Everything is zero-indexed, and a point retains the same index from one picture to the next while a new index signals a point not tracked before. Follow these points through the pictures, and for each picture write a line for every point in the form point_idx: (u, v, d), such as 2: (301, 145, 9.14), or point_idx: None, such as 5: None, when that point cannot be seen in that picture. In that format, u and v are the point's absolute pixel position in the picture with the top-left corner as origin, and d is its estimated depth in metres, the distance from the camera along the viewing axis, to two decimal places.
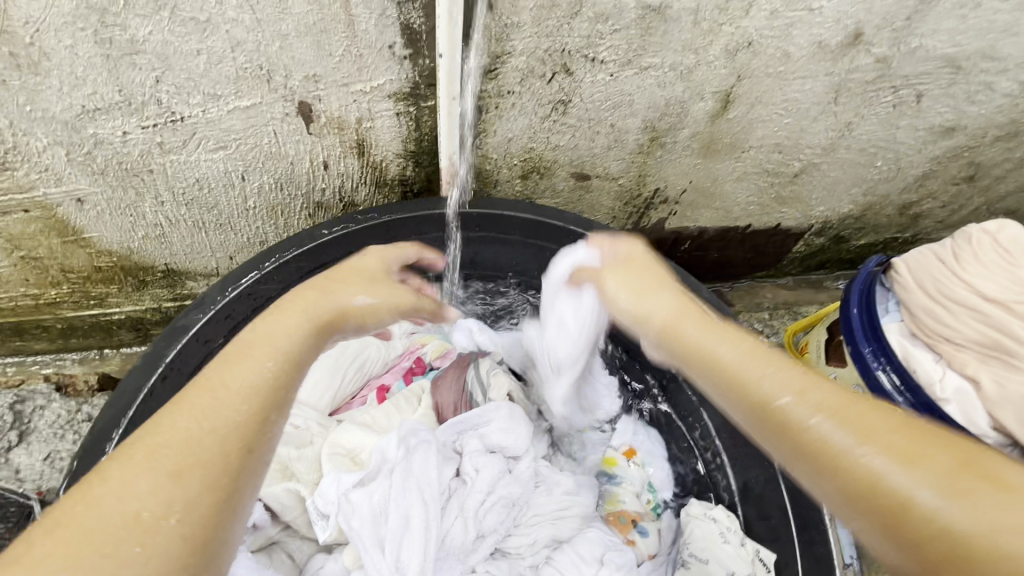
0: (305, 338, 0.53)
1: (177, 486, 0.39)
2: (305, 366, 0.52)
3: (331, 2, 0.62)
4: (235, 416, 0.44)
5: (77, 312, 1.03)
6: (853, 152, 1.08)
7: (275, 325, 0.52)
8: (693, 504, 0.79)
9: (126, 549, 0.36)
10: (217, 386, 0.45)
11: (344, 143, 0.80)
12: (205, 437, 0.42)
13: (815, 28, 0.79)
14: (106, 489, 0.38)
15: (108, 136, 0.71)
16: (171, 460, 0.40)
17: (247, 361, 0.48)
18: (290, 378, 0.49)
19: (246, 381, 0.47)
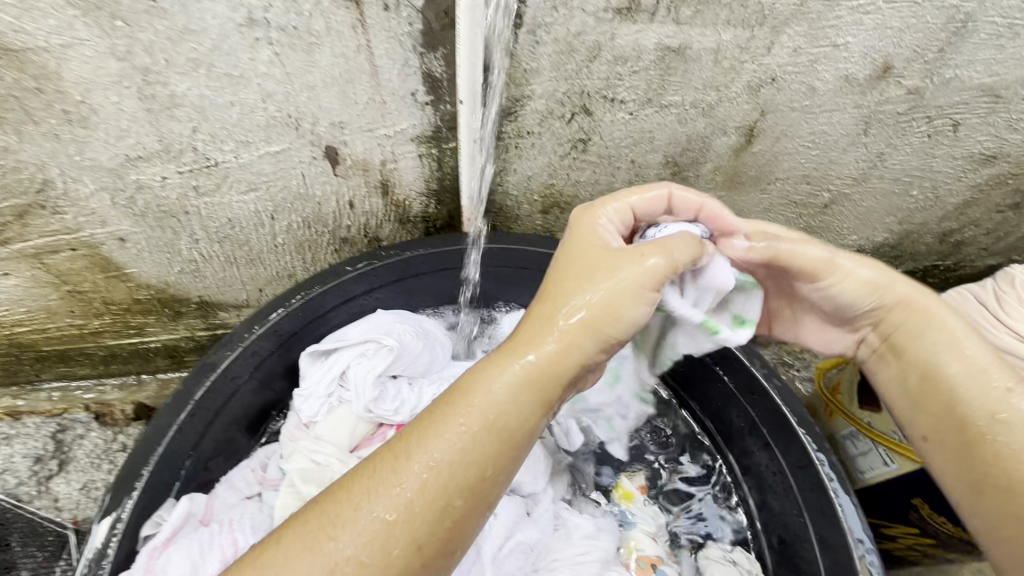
0: (520, 407, 0.50)
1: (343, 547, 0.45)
2: (517, 438, 0.50)
3: (357, 55, 0.64)
4: (432, 475, 0.48)
5: (117, 340, 1.08)
6: (886, 182, 1.05)
7: (479, 383, 0.51)
8: (712, 547, 0.78)
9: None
10: (412, 463, 0.48)
11: (368, 183, 0.82)
12: (386, 507, 0.47)
13: (841, 63, 0.77)
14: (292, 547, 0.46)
15: (148, 181, 0.75)
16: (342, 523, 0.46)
17: (448, 430, 0.49)
18: (487, 462, 0.49)
19: (444, 463, 0.48)
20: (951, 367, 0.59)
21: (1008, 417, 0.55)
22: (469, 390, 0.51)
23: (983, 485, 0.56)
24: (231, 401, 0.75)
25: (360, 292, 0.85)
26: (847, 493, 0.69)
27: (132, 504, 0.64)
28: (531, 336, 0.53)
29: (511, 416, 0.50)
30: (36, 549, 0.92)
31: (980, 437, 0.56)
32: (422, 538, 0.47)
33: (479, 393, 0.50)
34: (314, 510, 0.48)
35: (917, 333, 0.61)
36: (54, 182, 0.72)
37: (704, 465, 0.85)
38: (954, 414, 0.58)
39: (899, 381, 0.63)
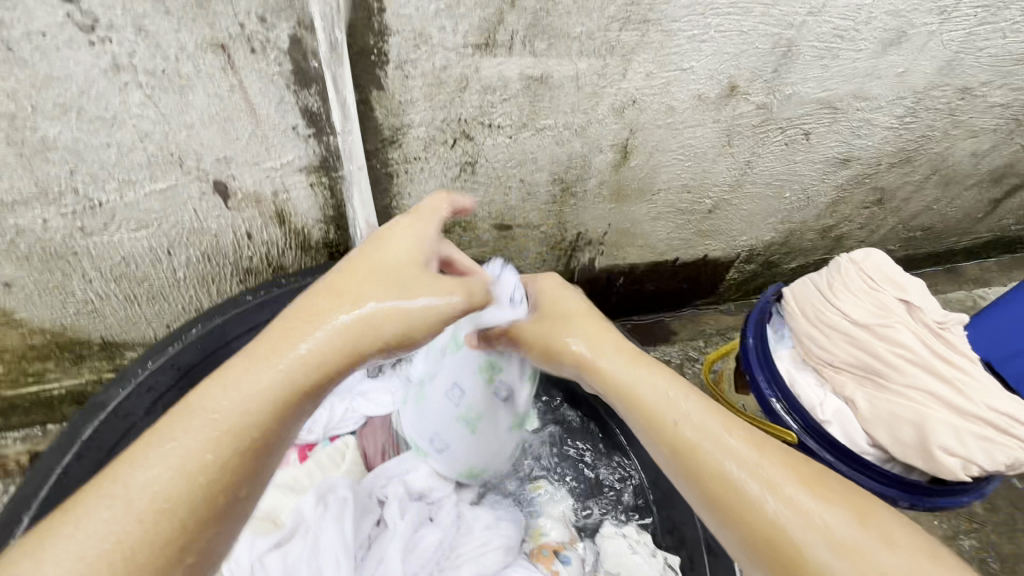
0: (289, 399, 0.48)
1: (174, 467, 0.44)
2: (264, 420, 0.47)
3: (230, 94, 0.67)
4: (159, 482, 0.43)
5: (15, 389, 1.04)
6: (759, 186, 1.16)
7: (242, 376, 0.48)
8: (607, 525, 0.81)
9: (167, 469, 0.44)
10: (197, 415, 0.46)
11: (264, 214, 0.85)
12: (162, 448, 0.45)
13: (691, 84, 0.86)
14: (167, 453, 0.44)
15: (28, 224, 0.75)
16: (196, 444, 0.45)
17: (260, 369, 0.49)
18: (229, 452, 0.46)
19: (224, 412, 0.46)
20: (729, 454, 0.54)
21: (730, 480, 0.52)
22: (235, 377, 0.48)
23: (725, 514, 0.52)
24: (127, 437, 0.75)
25: (263, 320, 0.86)
26: None
27: None
28: (314, 313, 0.52)
29: (395, 248, 0.57)
30: None
31: (721, 495, 0.52)
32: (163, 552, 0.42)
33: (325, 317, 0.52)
34: (178, 421, 0.46)
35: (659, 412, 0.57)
36: None
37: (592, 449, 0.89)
38: (728, 483, 0.52)
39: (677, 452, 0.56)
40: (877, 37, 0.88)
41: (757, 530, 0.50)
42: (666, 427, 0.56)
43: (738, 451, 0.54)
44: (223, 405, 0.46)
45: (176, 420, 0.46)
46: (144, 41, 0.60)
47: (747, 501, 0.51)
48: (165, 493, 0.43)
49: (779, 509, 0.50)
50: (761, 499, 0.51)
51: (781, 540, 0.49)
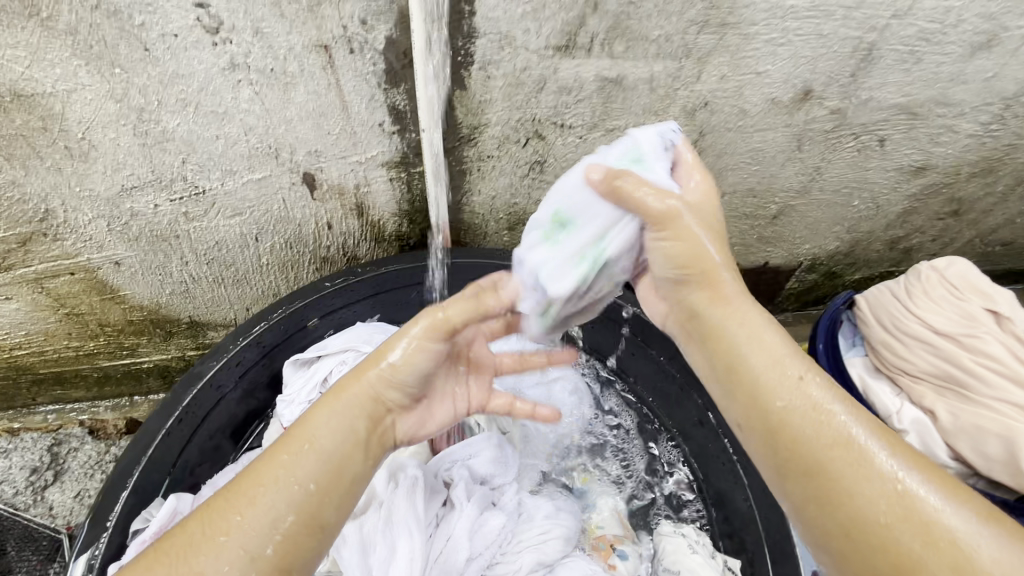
0: (350, 431, 0.56)
1: (291, 494, 0.51)
2: (344, 467, 0.55)
3: (328, 92, 0.72)
4: (284, 520, 0.50)
5: (112, 361, 1.13)
6: (827, 193, 1.13)
7: (319, 424, 0.56)
8: (663, 523, 0.81)
9: (300, 536, 0.51)
10: (277, 466, 0.53)
11: (344, 206, 0.90)
12: (252, 506, 0.51)
13: (765, 88, 0.86)
14: (259, 503, 0.51)
15: (142, 208, 0.82)
16: (297, 489, 0.52)
17: (333, 411, 0.57)
18: (326, 489, 0.53)
19: (318, 450, 0.54)
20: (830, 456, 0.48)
21: (835, 442, 0.49)
22: (307, 427, 0.56)
23: (818, 497, 0.48)
24: (216, 408, 0.81)
25: (339, 305, 0.92)
26: None
27: (124, 501, 0.69)
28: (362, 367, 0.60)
29: (409, 356, 0.58)
30: (31, 552, 0.83)
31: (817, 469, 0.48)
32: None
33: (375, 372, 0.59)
34: (252, 475, 0.53)
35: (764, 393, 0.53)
36: (56, 211, 0.80)
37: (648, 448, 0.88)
38: (846, 448, 0.48)
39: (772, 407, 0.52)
40: (966, 41, 0.85)
41: (826, 500, 0.48)
42: (794, 443, 0.50)
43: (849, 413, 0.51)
44: (320, 456, 0.54)
45: (263, 476, 0.52)
46: (259, 43, 0.65)
47: (867, 476, 0.47)
48: (271, 538, 0.50)
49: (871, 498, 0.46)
50: (852, 486, 0.47)
51: (870, 513, 0.45)
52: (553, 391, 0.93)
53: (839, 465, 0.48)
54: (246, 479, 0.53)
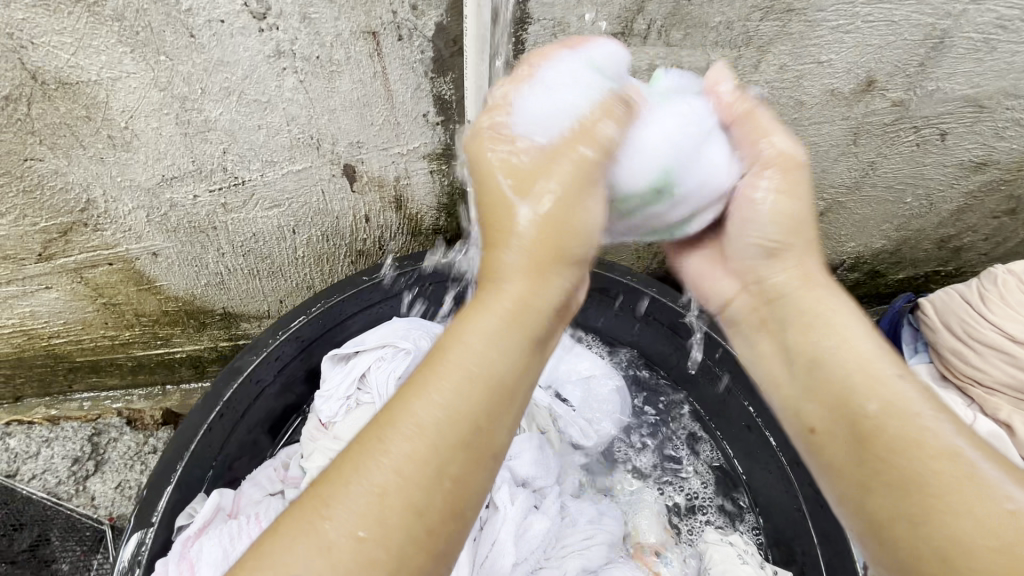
0: (505, 340, 0.41)
1: (435, 424, 0.38)
2: (503, 383, 0.41)
3: (373, 80, 0.70)
4: (405, 465, 0.37)
5: (146, 351, 1.13)
6: (879, 189, 1.08)
7: (461, 342, 0.41)
8: (709, 531, 0.78)
9: (440, 482, 0.37)
10: (437, 371, 0.39)
11: (383, 198, 0.88)
12: (369, 460, 0.37)
13: (826, 78, 0.82)
14: (400, 423, 0.38)
15: (181, 199, 0.81)
16: (452, 403, 0.38)
17: (483, 313, 0.42)
18: (473, 414, 0.39)
19: (465, 365, 0.40)
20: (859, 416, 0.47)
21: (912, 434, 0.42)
22: (444, 343, 0.41)
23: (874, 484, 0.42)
24: (255, 403, 0.80)
25: (376, 300, 0.90)
26: None
27: (168, 497, 0.69)
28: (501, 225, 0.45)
29: (577, 205, 0.46)
30: (74, 542, 0.84)
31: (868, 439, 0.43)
32: (428, 541, 0.37)
33: (502, 259, 0.44)
34: (398, 397, 0.40)
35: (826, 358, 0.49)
36: (96, 201, 0.79)
37: (695, 452, 0.87)
38: (950, 458, 0.40)
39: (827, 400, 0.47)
40: None
41: (907, 498, 0.40)
42: (856, 403, 0.45)
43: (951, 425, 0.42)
44: (464, 376, 0.39)
45: (395, 403, 0.39)
46: (306, 29, 0.63)
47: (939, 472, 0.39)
48: (392, 494, 0.36)
49: (975, 511, 0.37)
50: (951, 496, 0.38)
51: (928, 492, 0.39)
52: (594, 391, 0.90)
53: (934, 469, 0.40)
54: (376, 423, 0.39)
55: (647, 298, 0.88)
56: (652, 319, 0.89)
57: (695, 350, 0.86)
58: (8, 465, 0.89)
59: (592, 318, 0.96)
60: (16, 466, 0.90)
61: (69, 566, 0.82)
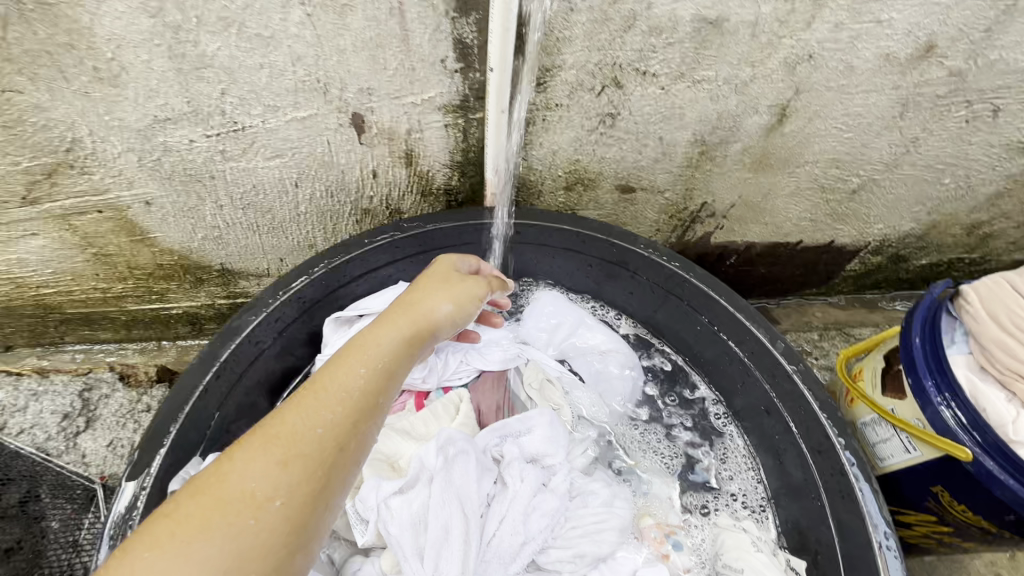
0: (350, 381, 0.52)
1: (284, 474, 0.46)
2: (305, 453, 0.47)
3: (388, 18, 0.63)
4: (312, 439, 0.48)
5: (140, 305, 1.09)
6: (917, 168, 1.02)
7: (333, 375, 0.52)
8: (722, 515, 0.77)
9: (244, 519, 0.43)
10: (313, 393, 0.51)
11: (393, 153, 0.81)
12: (226, 515, 0.43)
13: (883, 40, 0.75)
14: (235, 471, 0.46)
15: (175, 143, 0.75)
16: (281, 449, 0.47)
17: (316, 407, 0.50)
18: (271, 489, 0.45)
19: (342, 386, 0.52)
20: (254, 460, 0.46)
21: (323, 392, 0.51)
22: (325, 378, 0.52)
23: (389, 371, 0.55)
24: (255, 364, 0.76)
25: (383, 263, 0.85)
26: (868, 480, 0.69)
27: (160, 460, 0.66)
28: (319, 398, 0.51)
29: (426, 303, 0.62)
30: (64, 500, 0.79)
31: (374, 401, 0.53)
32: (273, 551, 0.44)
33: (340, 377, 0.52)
34: (264, 437, 0.48)
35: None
36: (83, 142, 0.73)
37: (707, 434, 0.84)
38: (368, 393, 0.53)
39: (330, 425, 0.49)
40: None
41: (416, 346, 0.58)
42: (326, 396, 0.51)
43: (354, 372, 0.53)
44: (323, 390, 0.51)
45: (234, 454, 0.47)
46: None
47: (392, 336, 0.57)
48: (249, 546, 0.43)
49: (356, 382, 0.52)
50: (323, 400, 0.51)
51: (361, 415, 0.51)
52: (611, 370, 0.89)
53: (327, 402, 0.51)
54: (249, 444, 0.48)
55: (668, 274, 0.85)
56: (675, 297, 0.85)
57: (717, 331, 0.83)
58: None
59: (616, 297, 0.92)
60: (5, 419, 0.86)
61: (59, 523, 0.77)
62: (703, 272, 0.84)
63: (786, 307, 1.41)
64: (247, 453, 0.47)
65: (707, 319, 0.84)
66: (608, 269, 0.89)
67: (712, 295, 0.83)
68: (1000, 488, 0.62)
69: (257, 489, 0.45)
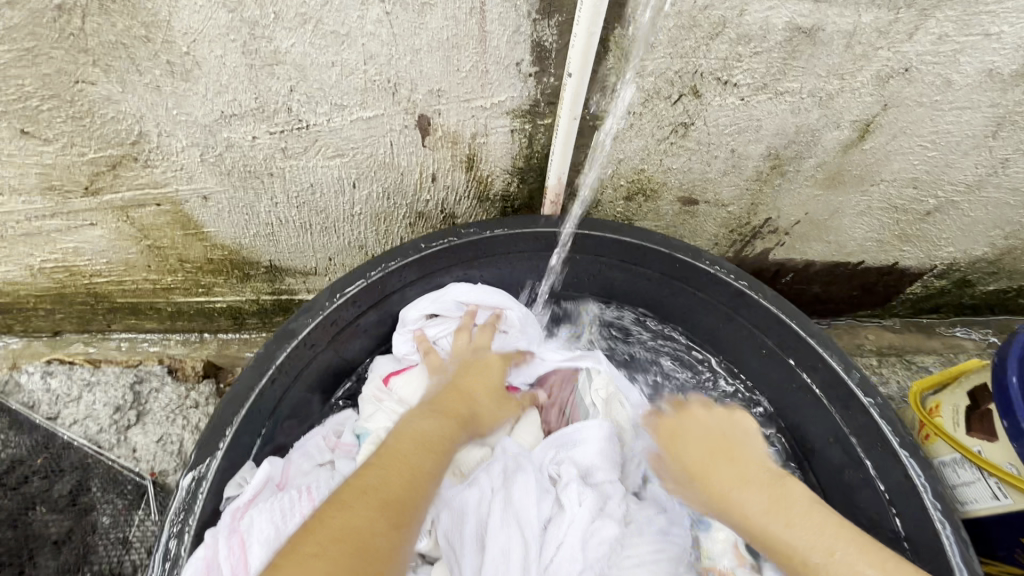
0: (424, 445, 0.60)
1: (380, 513, 0.50)
2: (396, 497, 0.53)
3: (468, 18, 0.60)
4: (395, 485, 0.54)
5: (187, 298, 1.09)
6: (1001, 191, 0.95)
7: (403, 441, 0.60)
8: None
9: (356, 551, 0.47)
10: (386, 457, 0.57)
11: (455, 157, 0.79)
12: (330, 544, 0.46)
13: (988, 54, 0.69)
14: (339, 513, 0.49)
15: (239, 139, 0.74)
16: (376, 497, 0.51)
17: (398, 466, 0.56)
18: (375, 522, 0.49)
19: (413, 448, 0.59)
20: (354, 509, 0.49)
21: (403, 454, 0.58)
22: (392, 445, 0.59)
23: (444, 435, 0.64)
24: (309, 367, 0.75)
25: (437, 268, 0.82)
26: (952, 525, 0.64)
27: (216, 463, 0.64)
28: (398, 453, 0.58)
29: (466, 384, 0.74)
30: (115, 495, 0.81)
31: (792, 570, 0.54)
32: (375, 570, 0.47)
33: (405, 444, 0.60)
34: (354, 488, 0.52)
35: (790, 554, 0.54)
36: (149, 135, 0.72)
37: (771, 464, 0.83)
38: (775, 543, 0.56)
39: (407, 470, 0.56)
40: None
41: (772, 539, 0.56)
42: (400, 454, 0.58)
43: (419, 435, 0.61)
44: (396, 449, 0.59)
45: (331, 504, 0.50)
46: None
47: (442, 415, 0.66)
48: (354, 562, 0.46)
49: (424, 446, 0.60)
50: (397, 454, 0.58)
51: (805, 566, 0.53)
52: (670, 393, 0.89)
53: (404, 453, 0.58)
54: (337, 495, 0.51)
55: (734, 292, 0.80)
56: (740, 318, 0.82)
57: (784, 355, 0.79)
58: (50, 408, 0.87)
59: (674, 312, 0.89)
60: (59, 410, 0.87)
61: (109, 520, 0.80)
62: (772, 294, 0.78)
63: (838, 329, 1.35)
64: (342, 502, 0.50)
65: (774, 342, 0.80)
66: (669, 283, 0.85)
67: (781, 317, 0.77)
68: None
69: (360, 528, 0.48)
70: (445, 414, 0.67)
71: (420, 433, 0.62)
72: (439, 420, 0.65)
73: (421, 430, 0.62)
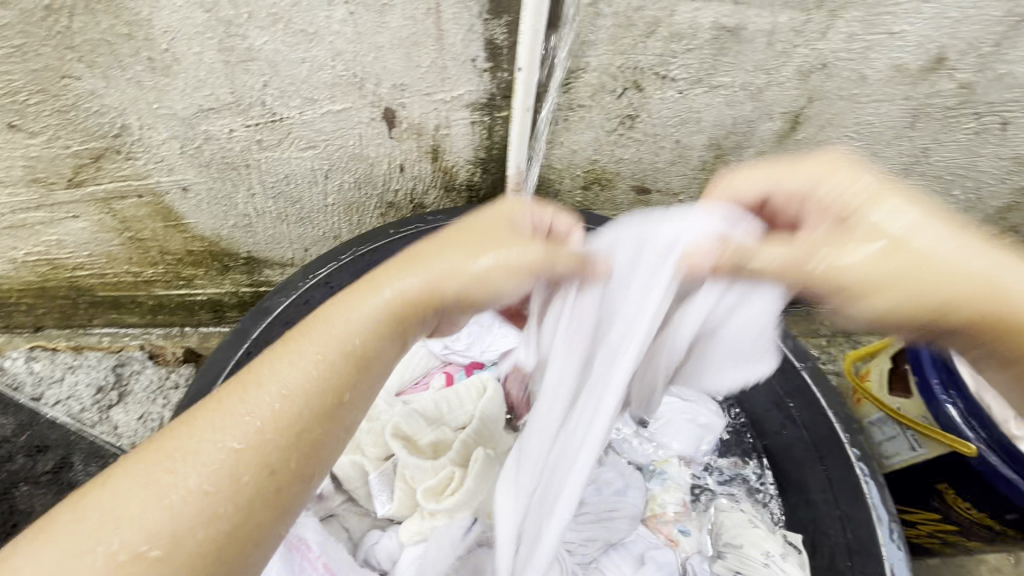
0: (264, 396, 0.45)
1: (178, 490, 0.40)
2: (201, 461, 0.41)
3: (425, 18, 0.67)
4: (212, 450, 0.42)
5: (168, 290, 1.13)
6: (927, 179, 1.04)
7: (235, 394, 0.45)
8: (722, 500, 0.81)
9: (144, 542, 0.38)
10: (213, 408, 0.44)
11: (420, 148, 0.85)
12: (119, 522, 0.39)
13: (895, 51, 0.78)
14: (124, 491, 0.40)
15: (216, 132, 0.79)
16: (167, 475, 0.40)
17: (212, 422, 0.43)
18: (164, 506, 0.39)
19: (256, 400, 0.45)
20: (135, 485, 0.40)
21: (251, 393, 0.45)
22: (237, 386, 0.46)
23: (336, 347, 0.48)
24: None
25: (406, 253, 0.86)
26: (873, 476, 0.72)
27: None
28: (215, 407, 0.44)
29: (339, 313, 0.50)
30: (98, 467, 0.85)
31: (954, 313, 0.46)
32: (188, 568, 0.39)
33: (244, 391, 0.45)
34: (175, 431, 0.44)
35: (945, 294, 0.45)
36: (131, 128, 0.77)
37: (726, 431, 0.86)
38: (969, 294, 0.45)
39: (226, 430, 0.43)
40: None
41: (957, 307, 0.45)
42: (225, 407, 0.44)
43: (289, 361, 0.47)
44: (226, 410, 0.44)
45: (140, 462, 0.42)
46: None
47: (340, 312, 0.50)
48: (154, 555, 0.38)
49: (271, 392, 0.45)
50: (229, 401, 0.45)
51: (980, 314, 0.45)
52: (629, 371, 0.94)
53: (229, 412, 0.44)
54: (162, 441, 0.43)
55: None
56: None
57: None
58: (35, 389, 0.92)
59: None
60: (42, 391, 0.92)
61: None
62: None
63: (794, 315, 1.43)
64: (151, 452, 0.42)
65: None
66: None
67: None
68: (1005, 485, 0.65)
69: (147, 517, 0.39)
70: (332, 328, 0.49)
71: (262, 379, 0.46)
72: (313, 344, 0.48)
73: (276, 371, 0.46)
